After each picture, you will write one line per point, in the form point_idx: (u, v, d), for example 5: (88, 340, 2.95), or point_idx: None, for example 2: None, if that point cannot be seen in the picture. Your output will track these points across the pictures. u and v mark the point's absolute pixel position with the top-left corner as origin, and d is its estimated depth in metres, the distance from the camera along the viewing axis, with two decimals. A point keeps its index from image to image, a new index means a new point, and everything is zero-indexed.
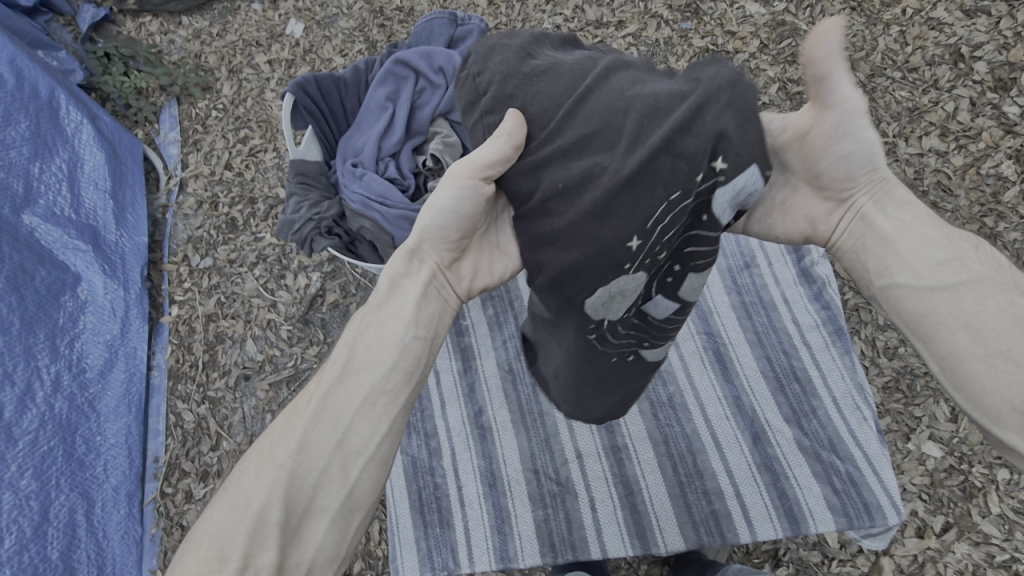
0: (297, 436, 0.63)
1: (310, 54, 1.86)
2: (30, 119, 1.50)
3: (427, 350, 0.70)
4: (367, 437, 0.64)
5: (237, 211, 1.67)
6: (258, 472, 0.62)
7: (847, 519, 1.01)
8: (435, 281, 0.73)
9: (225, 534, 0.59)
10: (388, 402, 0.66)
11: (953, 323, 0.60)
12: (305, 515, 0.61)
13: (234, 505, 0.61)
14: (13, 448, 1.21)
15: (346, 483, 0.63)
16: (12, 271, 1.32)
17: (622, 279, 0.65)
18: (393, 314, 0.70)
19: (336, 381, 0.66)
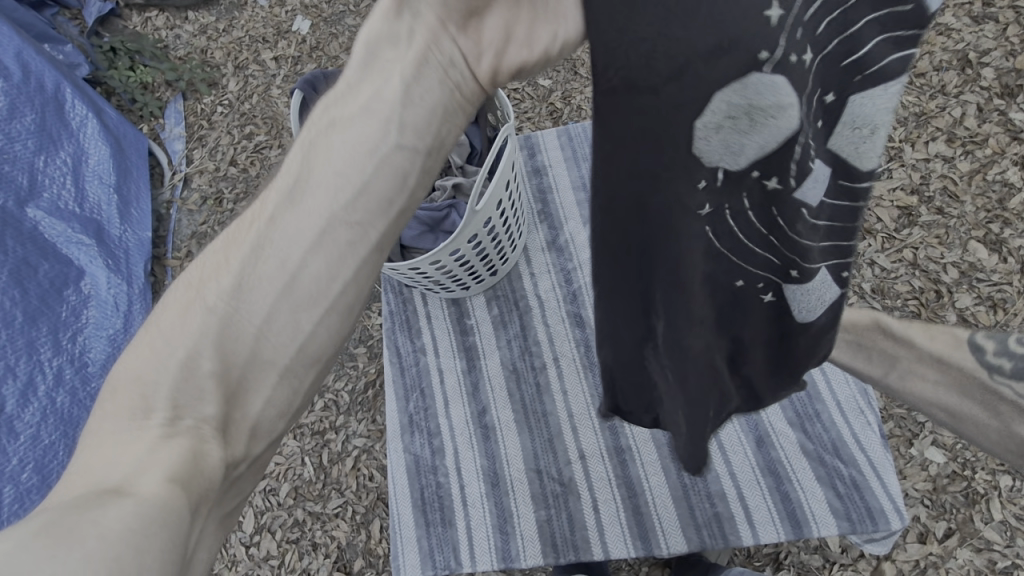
0: (233, 273, 0.51)
1: (317, 51, 1.86)
2: (36, 112, 1.53)
3: (414, 163, 0.53)
4: (324, 279, 0.52)
5: (241, 207, 1.67)
6: (183, 311, 0.51)
7: (849, 523, 1.01)
8: (435, 45, 0.52)
9: (148, 376, 0.49)
10: (352, 238, 0.52)
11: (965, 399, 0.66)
12: (247, 368, 0.51)
13: (154, 349, 0.50)
14: (14, 441, 1.24)
15: (298, 333, 0.52)
16: (15, 265, 1.36)
17: (757, 77, 0.43)
18: (362, 111, 0.52)
19: (282, 207, 0.52)
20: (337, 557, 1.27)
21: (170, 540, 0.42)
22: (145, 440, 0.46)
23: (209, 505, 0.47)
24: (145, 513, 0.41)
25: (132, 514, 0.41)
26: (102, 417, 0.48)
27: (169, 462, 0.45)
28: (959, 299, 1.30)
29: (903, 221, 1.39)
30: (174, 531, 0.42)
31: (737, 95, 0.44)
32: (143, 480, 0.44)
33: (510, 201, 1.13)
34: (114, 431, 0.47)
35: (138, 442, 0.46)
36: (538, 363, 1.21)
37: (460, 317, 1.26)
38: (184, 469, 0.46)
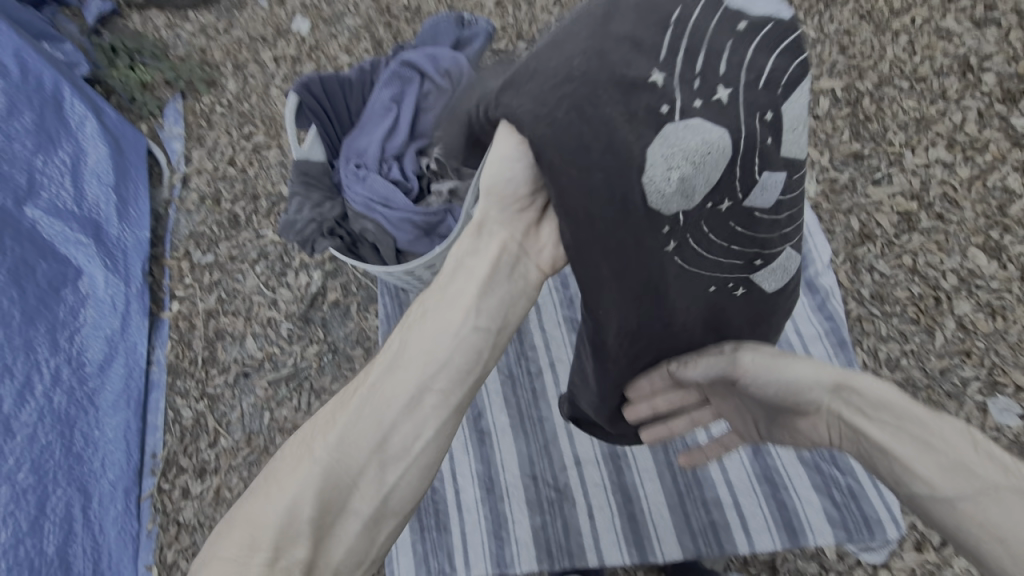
0: (337, 429, 0.62)
1: (317, 51, 1.86)
2: (34, 111, 1.50)
3: (488, 340, 0.69)
4: (408, 441, 0.63)
5: (240, 207, 1.67)
6: (295, 464, 0.60)
7: (845, 532, 1.01)
8: (504, 254, 0.72)
9: (260, 519, 0.56)
10: (436, 402, 0.65)
11: (988, 547, 0.57)
12: (339, 514, 0.59)
13: (270, 493, 0.58)
14: (11, 442, 1.21)
15: (381, 488, 0.62)
16: (13, 265, 1.32)
17: (673, 128, 0.59)
18: (451, 304, 0.69)
19: (382, 374, 0.66)
20: None
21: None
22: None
23: None
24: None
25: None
26: (228, 538, 0.56)
27: None
28: (958, 306, 1.30)
29: (903, 227, 1.38)
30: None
31: (665, 146, 0.59)
32: None
33: None
34: (225, 569, 0.53)
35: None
36: (534, 367, 1.21)
37: None
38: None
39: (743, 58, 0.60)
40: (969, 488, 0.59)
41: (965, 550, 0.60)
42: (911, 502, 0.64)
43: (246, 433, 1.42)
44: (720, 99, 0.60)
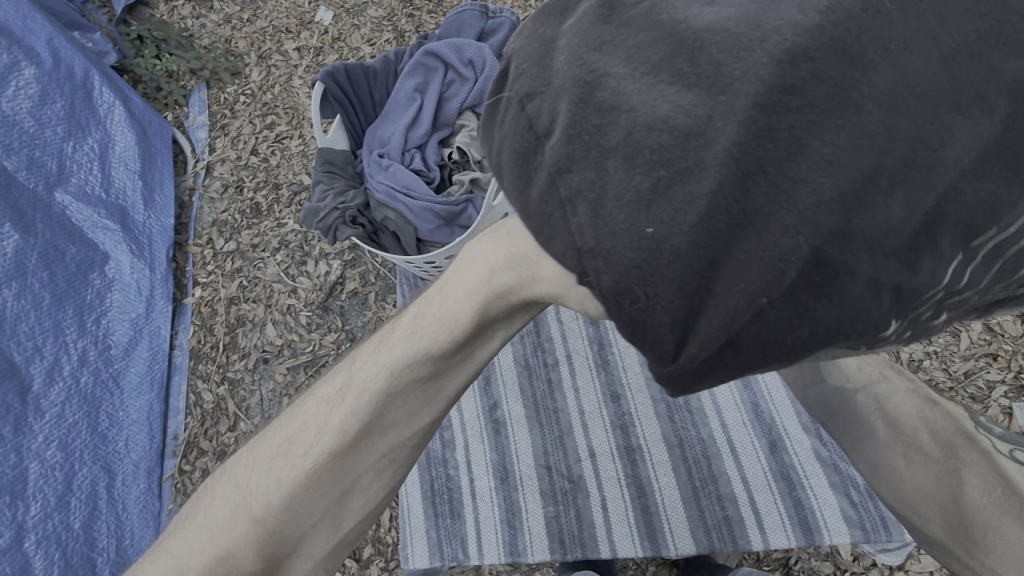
0: (294, 490, 0.57)
1: (339, 41, 1.87)
2: (65, 100, 1.54)
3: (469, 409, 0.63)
4: (362, 504, 0.60)
5: (262, 196, 1.70)
6: (238, 513, 0.58)
7: (863, 532, 0.99)
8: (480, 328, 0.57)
9: (204, 547, 0.59)
10: (396, 468, 0.60)
11: (895, 454, 0.73)
12: (286, 559, 0.59)
13: (217, 530, 0.59)
14: (40, 419, 1.25)
15: (328, 542, 0.60)
16: (44, 248, 1.37)
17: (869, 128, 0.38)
18: (444, 377, 0.59)
19: (346, 449, 0.57)
20: None
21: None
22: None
23: None
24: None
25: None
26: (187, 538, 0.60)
27: None
28: None
29: None
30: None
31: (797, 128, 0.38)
32: None
33: None
34: None
35: None
36: (551, 359, 1.22)
37: None
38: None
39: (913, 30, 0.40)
40: (871, 389, 0.80)
41: (856, 438, 0.80)
42: (824, 407, 0.86)
43: (265, 418, 1.45)
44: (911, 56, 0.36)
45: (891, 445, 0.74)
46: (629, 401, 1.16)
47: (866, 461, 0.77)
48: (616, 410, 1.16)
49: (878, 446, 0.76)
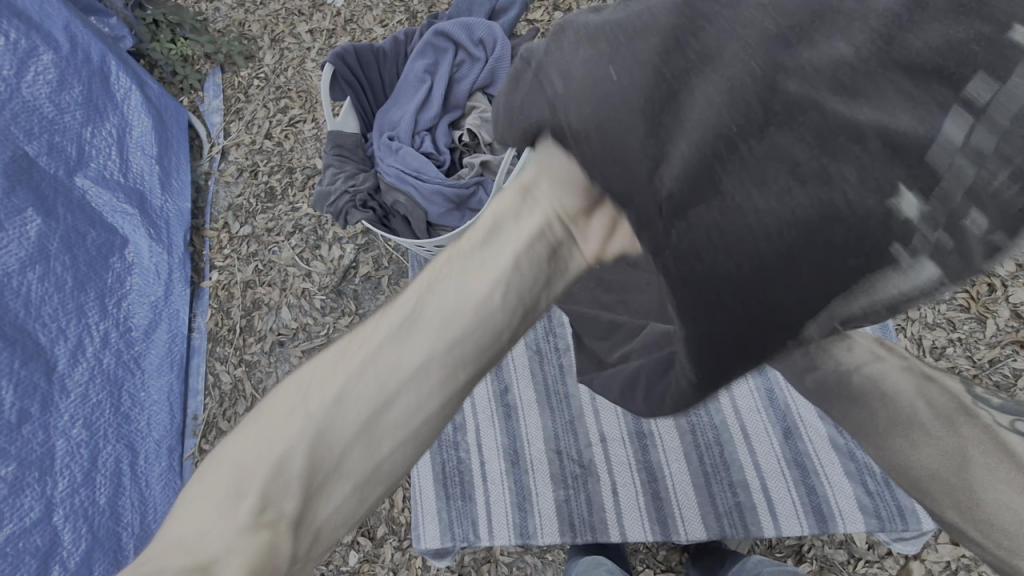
0: (339, 385, 0.51)
1: (351, 23, 1.85)
2: (83, 84, 1.53)
3: (514, 316, 0.58)
4: (411, 413, 0.52)
5: (276, 179, 1.71)
6: (286, 415, 0.50)
7: (878, 521, 0.98)
8: (546, 232, 0.59)
9: (235, 471, 0.48)
10: (447, 374, 0.54)
11: (898, 430, 0.65)
12: (326, 480, 0.49)
13: (251, 448, 0.49)
14: (66, 398, 1.25)
15: (373, 462, 0.51)
16: (66, 232, 1.36)
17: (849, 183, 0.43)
18: (477, 269, 0.58)
19: (389, 339, 0.54)
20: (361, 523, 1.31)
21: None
22: (223, 531, 0.44)
23: None
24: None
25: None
26: (194, 496, 0.47)
27: (244, 561, 0.43)
28: (1015, 294, 1.23)
29: None
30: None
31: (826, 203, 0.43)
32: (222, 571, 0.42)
33: None
34: (195, 522, 0.45)
35: (197, 532, 0.44)
36: (562, 344, 1.21)
37: None
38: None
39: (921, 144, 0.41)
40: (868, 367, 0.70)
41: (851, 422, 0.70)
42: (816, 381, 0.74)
43: None
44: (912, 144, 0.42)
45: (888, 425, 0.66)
46: None
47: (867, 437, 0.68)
48: None
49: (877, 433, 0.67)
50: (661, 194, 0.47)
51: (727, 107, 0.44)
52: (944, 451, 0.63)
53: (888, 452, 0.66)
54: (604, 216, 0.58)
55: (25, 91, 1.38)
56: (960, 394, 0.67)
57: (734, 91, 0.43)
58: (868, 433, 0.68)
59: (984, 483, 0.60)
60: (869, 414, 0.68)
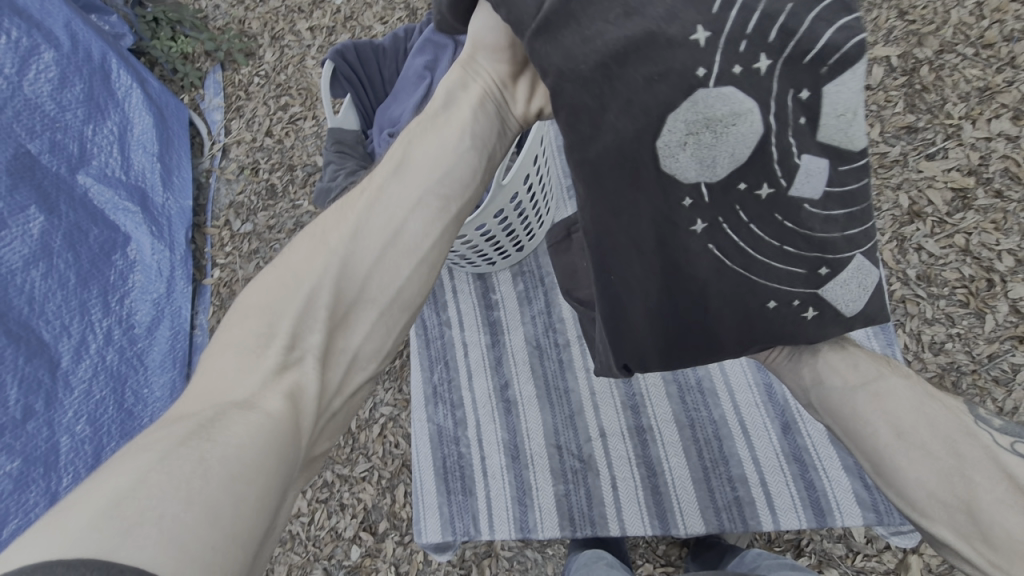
0: (350, 227, 0.67)
1: (351, 20, 1.86)
2: (84, 82, 1.54)
3: (479, 163, 0.76)
4: (419, 236, 0.70)
5: (277, 177, 1.72)
6: (314, 253, 0.65)
7: (876, 515, 0.99)
8: (488, 95, 0.78)
9: (277, 298, 0.62)
10: (438, 206, 0.71)
11: (895, 449, 0.66)
12: (356, 300, 0.65)
13: (290, 279, 0.63)
14: (70, 394, 1.26)
15: (397, 278, 0.67)
16: (69, 229, 1.37)
17: (704, 93, 0.61)
18: (443, 132, 0.75)
19: (383, 192, 0.71)
20: (364, 517, 1.33)
21: (279, 451, 0.50)
22: (263, 369, 0.56)
23: (314, 413, 0.57)
24: (269, 424, 0.51)
25: (252, 428, 0.50)
26: (227, 347, 0.58)
27: (291, 387, 0.56)
28: (1014, 289, 1.23)
29: (957, 204, 1.32)
30: (284, 447, 0.51)
31: (689, 112, 0.62)
32: (265, 400, 0.53)
33: (538, 175, 1.09)
34: (248, 349, 0.58)
35: (249, 362, 0.57)
36: (562, 339, 1.22)
37: (486, 292, 1.28)
38: (288, 408, 0.54)
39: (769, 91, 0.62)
40: (867, 381, 0.71)
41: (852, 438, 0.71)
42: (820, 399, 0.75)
43: None
44: (759, 68, 0.61)
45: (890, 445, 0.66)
46: (640, 381, 1.17)
47: (866, 454, 0.69)
48: (627, 390, 1.16)
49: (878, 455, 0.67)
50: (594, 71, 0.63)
51: (619, 22, 0.60)
52: (940, 467, 0.63)
53: (886, 470, 0.67)
54: (525, 77, 0.78)
55: (26, 89, 1.39)
56: (960, 413, 0.67)
57: (626, 10, 0.60)
58: (868, 454, 0.69)
59: (984, 501, 0.59)
60: (870, 434, 0.69)
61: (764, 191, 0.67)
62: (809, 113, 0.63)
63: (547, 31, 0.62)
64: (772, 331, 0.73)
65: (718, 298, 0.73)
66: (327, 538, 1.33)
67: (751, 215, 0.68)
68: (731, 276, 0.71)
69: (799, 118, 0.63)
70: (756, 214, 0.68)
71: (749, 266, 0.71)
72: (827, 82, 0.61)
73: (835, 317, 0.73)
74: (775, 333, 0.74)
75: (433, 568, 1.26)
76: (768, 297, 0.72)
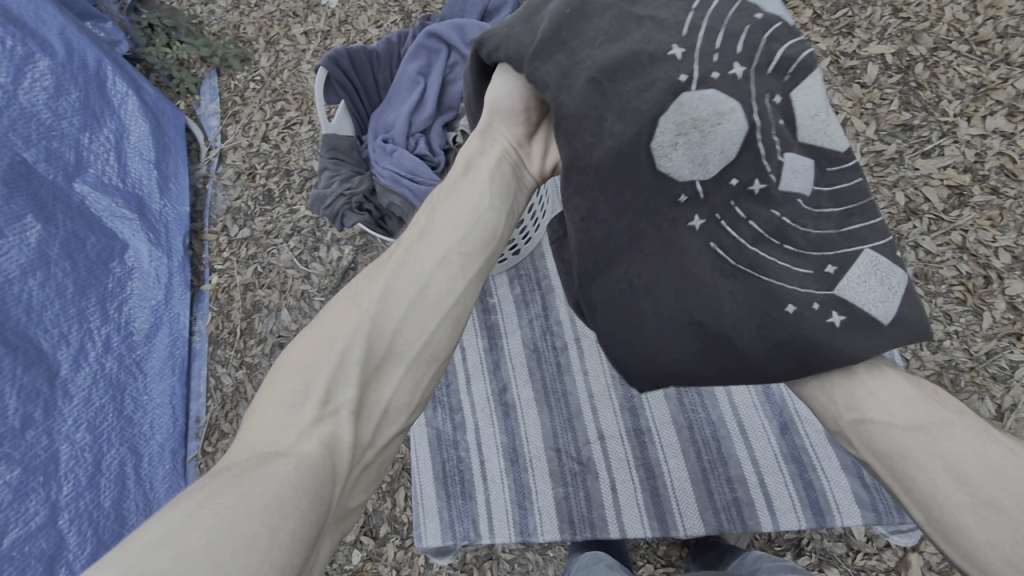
0: (380, 287, 0.67)
1: (346, 24, 1.86)
2: (80, 90, 1.53)
3: (500, 222, 0.77)
4: (444, 294, 0.69)
5: (274, 182, 1.72)
6: (344, 314, 0.64)
7: (875, 514, 0.99)
8: (507, 155, 0.82)
9: (308, 360, 0.61)
10: (465, 263, 0.72)
11: (958, 501, 0.60)
12: (385, 358, 0.64)
13: (319, 341, 0.62)
14: (69, 403, 1.26)
15: (423, 334, 0.67)
16: (66, 237, 1.37)
17: (688, 96, 0.69)
18: (469, 189, 0.77)
19: (413, 248, 0.72)
20: (364, 522, 1.33)
21: (314, 496, 0.49)
22: (299, 424, 0.55)
23: (343, 468, 0.55)
24: (301, 470, 0.50)
25: (288, 474, 0.49)
26: (263, 408, 0.57)
27: (322, 438, 0.55)
28: (1010, 286, 1.24)
29: (953, 201, 1.32)
30: (318, 494, 0.50)
31: (677, 116, 0.70)
32: (298, 451, 0.52)
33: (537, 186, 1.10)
34: (277, 410, 0.56)
35: (279, 418, 0.56)
36: (559, 343, 1.22)
37: (483, 296, 1.28)
38: (323, 455, 0.53)
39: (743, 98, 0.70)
40: (922, 421, 0.66)
41: (899, 483, 0.66)
42: (854, 426, 0.70)
43: None
44: (735, 73, 0.69)
45: (950, 495, 0.61)
46: None
47: (918, 503, 0.64)
48: (625, 392, 1.16)
49: (935, 510, 0.62)
50: (586, 85, 0.71)
51: (602, 47, 0.72)
52: (1010, 522, 0.57)
53: (938, 515, 0.62)
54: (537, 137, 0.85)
55: (22, 98, 1.38)
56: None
57: (607, 33, 0.72)
58: (922, 504, 0.63)
59: None
60: (923, 480, 0.63)
61: (756, 186, 0.72)
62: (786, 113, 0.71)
63: (544, 54, 0.73)
64: (798, 339, 0.69)
65: (730, 299, 0.72)
66: None
67: (748, 211, 0.73)
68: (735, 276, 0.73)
69: (779, 118, 0.71)
70: (753, 209, 0.73)
71: (757, 266, 0.72)
72: (794, 88, 0.71)
73: (872, 324, 0.68)
74: (801, 335, 0.69)
75: (435, 571, 1.26)
76: (784, 300, 0.70)
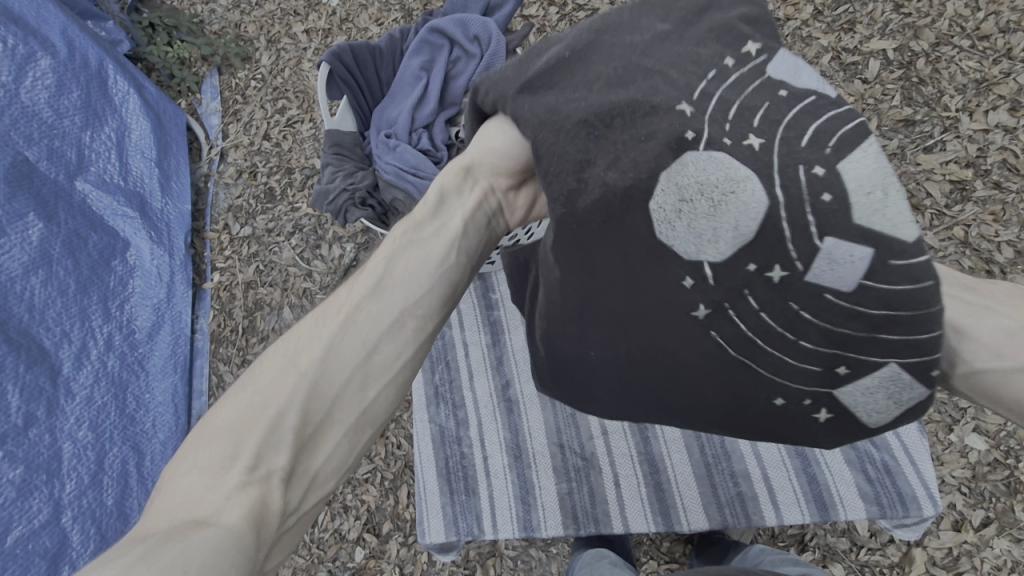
0: (324, 344, 0.63)
1: (347, 22, 1.86)
2: (81, 88, 1.53)
3: (463, 279, 0.73)
4: (391, 359, 0.65)
5: (275, 180, 1.72)
6: (281, 373, 0.61)
7: (879, 507, 0.99)
8: (485, 201, 0.80)
9: (239, 425, 0.58)
10: (417, 324, 0.68)
11: None
12: (320, 425, 0.60)
13: (256, 400, 0.59)
14: (71, 401, 1.26)
15: (363, 401, 0.63)
16: (68, 236, 1.37)
17: (693, 155, 0.58)
18: (434, 233, 0.74)
19: (363, 298, 0.67)
20: (367, 519, 1.33)
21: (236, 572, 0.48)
22: (223, 488, 0.53)
23: (271, 536, 0.53)
24: (226, 544, 0.48)
25: (211, 544, 0.47)
26: (187, 471, 0.55)
27: (247, 506, 0.52)
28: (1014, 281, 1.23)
29: (956, 197, 1.32)
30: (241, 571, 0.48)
31: (680, 177, 0.59)
32: (220, 519, 0.50)
33: None
34: (200, 476, 0.54)
35: (202, 483, 0.53)
36: None
37: (486, 292, 1.28)
38: (246, 525, 0.51)
39: (780, 116, 0.56)
40: None
41: None
42: None
43: None
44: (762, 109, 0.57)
45: None
46: None
47: None
48: None
49: None
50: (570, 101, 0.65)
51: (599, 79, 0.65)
52: None
53: None
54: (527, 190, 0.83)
55: (24, 97, 1.39)
56: None
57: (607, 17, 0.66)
58: None
59: None
60: None
61: (776, 275, 0.56)
62: (833, 188, 0.52)
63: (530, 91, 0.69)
64: (776, 427, 0.66)
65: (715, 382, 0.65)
66: (331, 539, 1.33)
67: (762, 301, 0.58)
68: (725, 364, 0.63)
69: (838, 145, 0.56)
70: (770, 300, 0.58)
71: (752, 357, 0.62)
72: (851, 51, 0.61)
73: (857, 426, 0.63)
74: (773, 427, 0.67)
75: (437, 569, 1.26)
76: (773, 394, 0.63)
